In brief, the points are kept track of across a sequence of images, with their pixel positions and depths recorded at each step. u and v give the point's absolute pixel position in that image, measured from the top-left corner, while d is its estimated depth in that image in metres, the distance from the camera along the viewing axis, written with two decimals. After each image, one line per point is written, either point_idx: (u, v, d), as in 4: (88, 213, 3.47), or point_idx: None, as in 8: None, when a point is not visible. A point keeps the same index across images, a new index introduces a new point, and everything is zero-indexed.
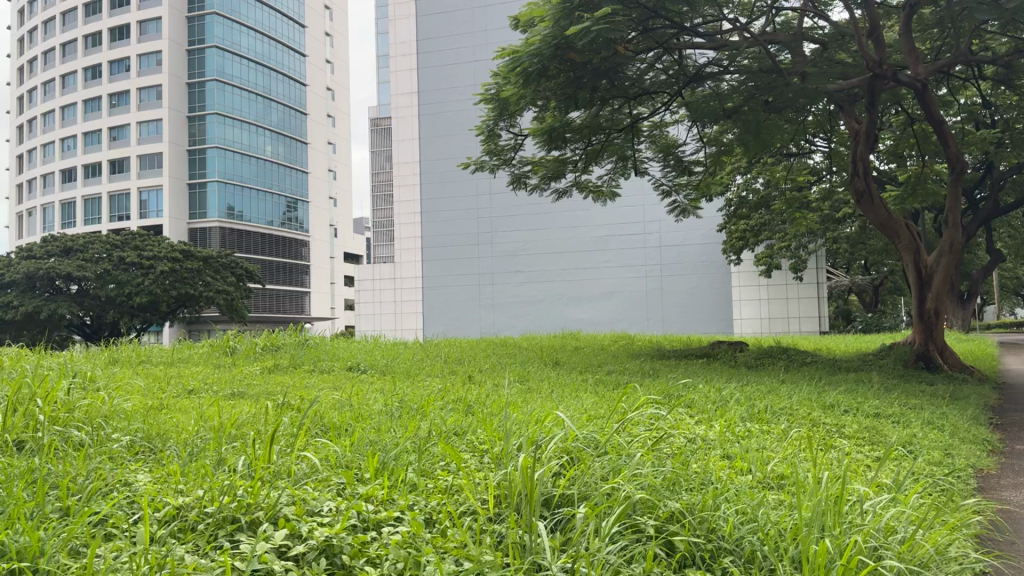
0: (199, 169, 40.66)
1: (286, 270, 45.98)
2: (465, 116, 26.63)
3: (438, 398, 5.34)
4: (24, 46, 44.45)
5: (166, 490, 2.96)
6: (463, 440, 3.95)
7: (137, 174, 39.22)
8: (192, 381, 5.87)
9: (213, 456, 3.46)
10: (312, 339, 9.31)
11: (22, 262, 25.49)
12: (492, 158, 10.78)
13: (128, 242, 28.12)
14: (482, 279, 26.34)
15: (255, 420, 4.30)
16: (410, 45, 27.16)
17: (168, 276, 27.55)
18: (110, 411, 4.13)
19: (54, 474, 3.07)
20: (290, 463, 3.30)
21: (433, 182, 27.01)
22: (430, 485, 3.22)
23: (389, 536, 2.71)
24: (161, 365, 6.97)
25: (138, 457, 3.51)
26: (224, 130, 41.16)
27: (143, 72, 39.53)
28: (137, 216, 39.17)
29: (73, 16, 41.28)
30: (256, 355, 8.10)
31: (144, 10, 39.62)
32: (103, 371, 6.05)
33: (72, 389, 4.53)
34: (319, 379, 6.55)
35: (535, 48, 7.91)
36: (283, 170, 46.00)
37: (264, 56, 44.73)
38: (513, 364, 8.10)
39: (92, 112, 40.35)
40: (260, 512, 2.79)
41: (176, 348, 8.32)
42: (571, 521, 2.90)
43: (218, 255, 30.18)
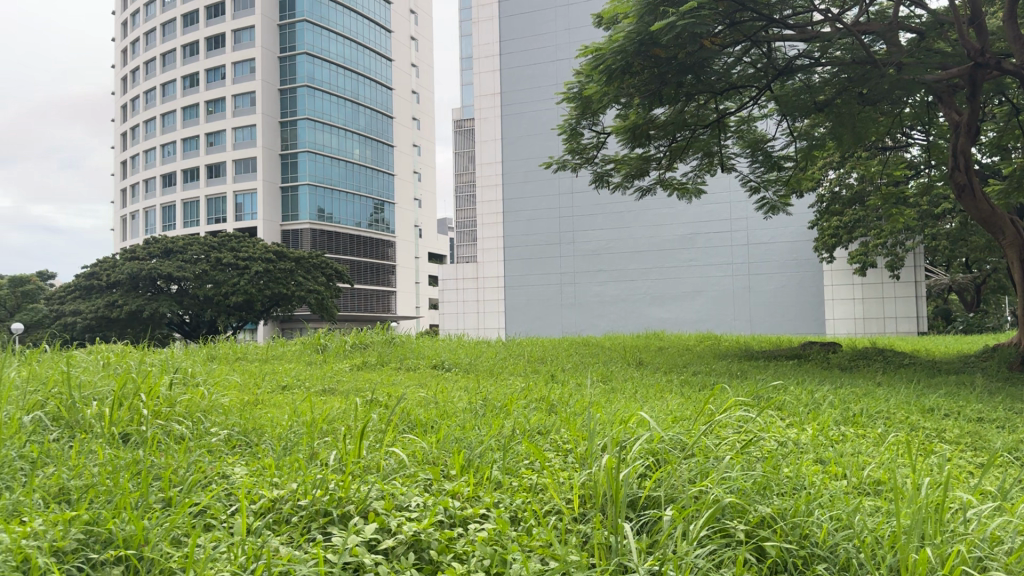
0: (290, 173, 41.86)
1: (373, 270, 46.90)
2: (548, 114, 26.57)
3: (522, 398, 5.32)
4: (128, 57, 46.72)
5: (262, 483, 3.05)
6: (547, 439, 3.93)
7: (233, 178, 40.62)
8: (286, 377, 6.06)
9: (306, 449, 3.57)
10: (399, 338, 9.41)
11: (127, 263, 26.72)
12: (574, 157, 10.73)
13: (224, 244, 29.23)
14: (564, 278, 26.34)
15: (346, 416, 4.40)
16: (493, 46, 27.36)
17: (262, 276, 28.35)
18: (209, 405, 4.30)
19: (157, 466, 3.20)
20: (379, 458, 3.37)
21: (516, 182, 27.14)
22: (516, 484, 3.21)
23: (476, 532, 2.73)
24: (257, 361, 7.25)
25: (235, 451, 3.64)
26: (314, 134, 42.25)
27: (238, 79, 40.92)
28: (233, 219, 40.57)
29: (172, 26, 43.07)
30: (345, 353, 8.24)
31: (239, 19, 41.01)
32: (203, 366, 6.30)
33: (175, 384, 4.74)
34: (405, 377, 6.59)
35: (620, 44, 7.87)
36: (370, 172, 46.95)
37: (352, 61, 45.72)
38: (597, 364, 8.02)
39: (190, 119, 42.08)
40: (351, 505, 2.86)
41: (271, 344, 8.64)
42: (657, 523, 2.86)
43: (309, 255, 31.05)
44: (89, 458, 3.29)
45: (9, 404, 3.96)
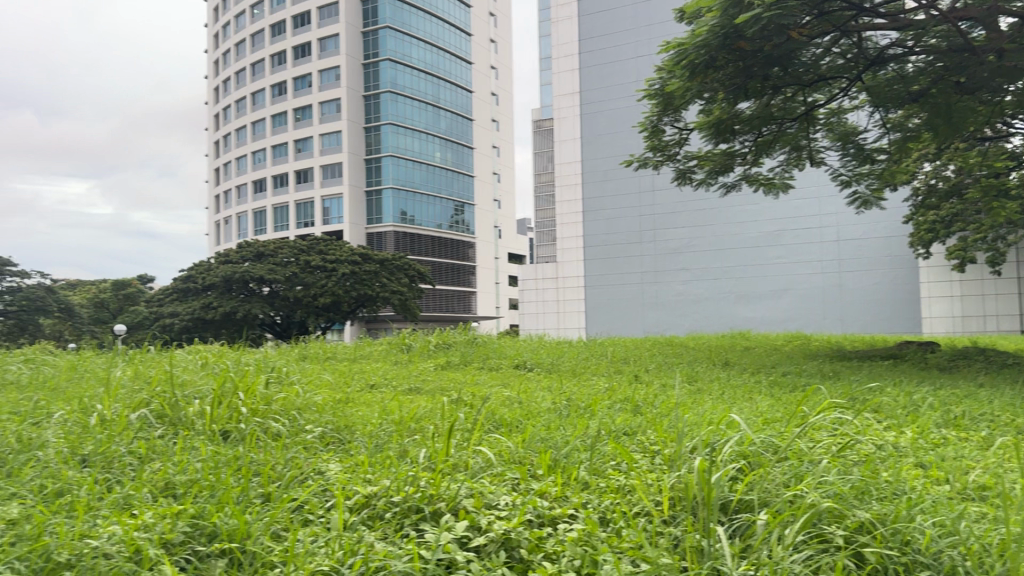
0: (375, 177, 42.60)
1: (454, 271, 47.43)
2: (629, 112, 26.31)
3: (606, 398, 5.29)
4: (220, 67, 48.57)
5: (356, 479, 3.12)
6: (634, 440, 3.89)
7: (320, 183, 41.69)
8: (374, 377, 6.17)
9: (397, 447, 3.64)
10: (482, 338, 9.49)
11: (221, 267, 27.72)
12: (656, 154, 10.61)
13: (313, 248, 30.08)
14: (646, 277, 26.11)
15: (433, 414, 4.47)
16: (572, 45, 27.38)
17: (349, 278, 28.92)
18: (303, 403, 4.43)
19: (256, 462, 3.32)
20: (467, 457, 3.40)
21: (596, 181, 27.05)
22: (604, 484, 3.19)
23: (566, 532, 2.71)
24: (345, 361, 7.40)
25: (329, 447, 3.73)
26: (398, 139, 42.90)
27: (324, 86, 41.96)
28: (320, 222, 41.62)
29: (260, 37, 44.53)
30: (429, 353, 8.34)
31: (324, 28, 42.04)
32: (296, 366, 6.48)
33: (271, 382, 4.90)
34: (490, 376, 6.66)
35: (703, 39, 7.79)
36: (451, 175, 47.38)
37: (433, 65, 46.29)
38: (681, 364, 7.91)
39: (279, 126, 43.34)
40: (442, 503, 2.89)
41: (358, 344, 8.84)
42: (751, 527, 2.79)
43: (393, 257, 31.58)
44: (193, 453, 3.43)
45: (119, 402, 4.17)
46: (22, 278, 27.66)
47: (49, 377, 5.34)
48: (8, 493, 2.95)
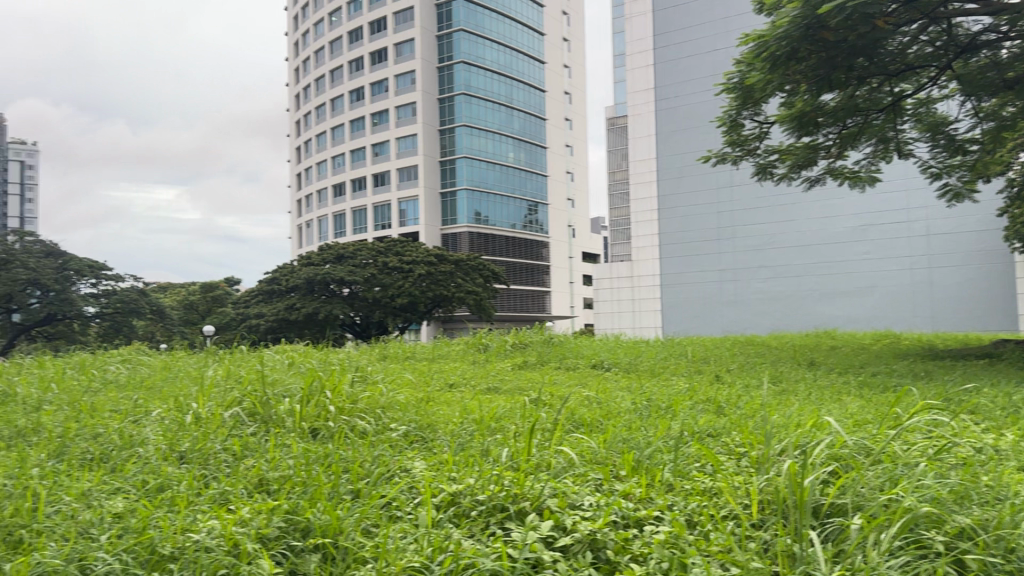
0: (449, 179, 42.95)
1: (529, 270, 47.53)
2: (706, 107, 25.88)
3: (687, 397, 5.24)
4: (300, 75, 49.93)
5: (441, 477, 3.15)
6: (718, 441, 3.84)
7: (397, 186, 42.37)
8: (451, 376, 6.24)
9: (478, 446, 3.66)
10: (558, 337, 9.51)
11: (303, 269, 28.45)
12: (735, 149, 10.43)
13: (390, 249, 30.60)
14: (725, 275, 25.70)
15: (512, 412, 4.49)
16: (646, 41, 27.25)
17: (424, 279, 29.23)
18: (387, 402, 4.50)
19: (346, 458, 3.40)
20: (549, 456, 3.40)
21: (672, 177, 26.75)
22: (689, 486, 3.14)
23: (653, 534, 2.68)
24: (423, 361, 7.48)
25: (413, 446, 3.78)
26: (472, 140, 43.11)
27: (400, 90, 42.59)
28: (397, 224, 42.31)
29: (338, 43, 45.58)
30: (506, 353, 8.37)
31: (399, 32, 42.68)
32: (376, 364, 6.62)
33: (356, 380, 5.00)
34: (567, 375, 6.68)
35: (784, 30, 7.68)
36: (525, 175, 47.38)
37: (507, 66, 46.38)
38: (764, 364, 7.74)
39: (357, 131, 44.32)
40: (527, 501, 2.90)
41: (437, 344, 8.95)
42: (844, 532, 2.71)
43: (468, 258, 31.76)
44: (284, 450, 3.54)
45: (214, 400, 4.34)
46: (116, 282, 28.92)
47: (146, 377, 5.56)
48: (115, 488, 3.12)
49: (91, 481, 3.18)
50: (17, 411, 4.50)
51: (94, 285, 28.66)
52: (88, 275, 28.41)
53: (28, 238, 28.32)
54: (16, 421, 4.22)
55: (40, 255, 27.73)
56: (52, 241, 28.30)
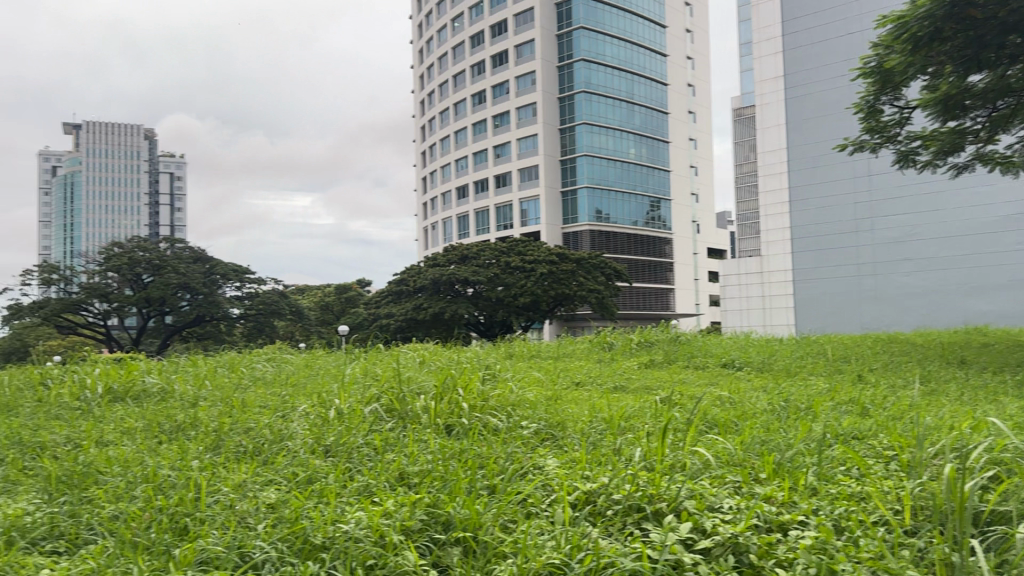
0: (570, 178, 42.82)
1: (652, 267, 46.82)
2: (840, 94, 24.72)
3: (829, 398, 5.04)
4: (425, 81, 51.39)
5: (574, 475, 3.15)
6: (864, 444, 3.66)
7: (519, 186, 42.81)
8: (579, 374, 6.26)
9: (611, 445, 3.64)
10: (685, 335, 9.33)
11: (430, 270, 29.23)
12: (874, 136, 9.88)
13: (513, 249, 30.94)
14: (863, 270, 24.54)
15: (643, 412, 4.43)
16: (774, 28, 26.44)
17: (547, 278, 29.27)
18: (517, 399, 4.54)
19: (482, 454, 3.46)
20: (685, 457, 3.34)
21: (804, 168, 25.86)
22: (835, 491, 3.01)
23: (798, 538, 2.59)
24: (549, 359, 7.53)
25: (546, 443, 3.80)
26: (592, 138, 42.68)
27: (521, 92, 42.98)
28: (519, 224, 42.70)
29: (461, 48, 46.59)
30: (632, 351, 8.32)
31: (519, 34, 43.03)
32: (504, 363, 6.70)
33: (488, 380, 5.07)
34: (697, 375, 6.52)
35: (926, 9, 7.62)
36: (647, 170, 46.61)
37: (629, 62, 45.64)
38: (911, 364, 7.23)
39: (479, 134, 45.22)
40: (664, 502, 2.86)
41: (561, 343, 8.95)
42: (1010, 542, 2.52)
43: (589, 256, 31.44)
44: (421, 446, 3.64)
45: (353, 397, 4.52)
46: (258, 285, 30.54)
47: (291, 374, 5.86)
48: (268, 479, 3.32)
49: (246, 472, 3.39)
50: (177, 406, 4.84)
51: (238, 288, 30.44)
52: (234, 279, 30.13)
53: (180, 245, 30.40)
54: (175, 416, 4.53)
55: (190, 261, 29.72)
56: (201, 247, 30.25)
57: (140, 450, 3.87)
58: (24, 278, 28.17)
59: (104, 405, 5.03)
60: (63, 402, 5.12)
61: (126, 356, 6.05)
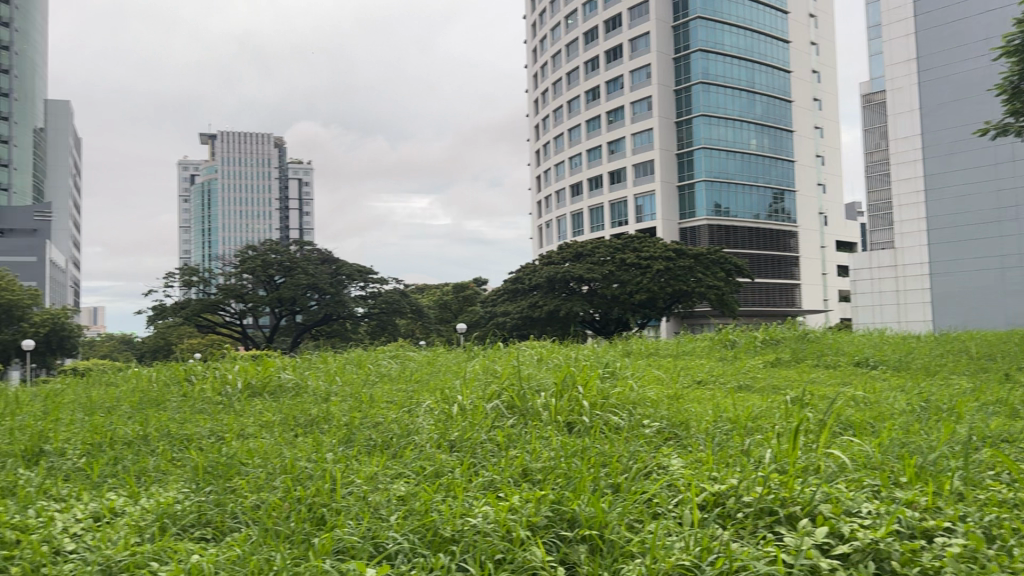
0: (688, 172, 41.94)
1: (776, 262, 45.22)
2: (979, 75, 23.21)
3: (974, 398, 4.74)
4: (539, 80, 51.70)
5: (702, 476, 3.10)
6: (1017, 449, 3.42)
7: (634, 182, 42.37)
8: (700, 373, 6.11)
9: (739, 446, 3.56)
10: (813, 332, 9.03)
11: (545, 268, 29.47)
12: (1020, 120, 9.15)
13: (629, 245, 30.64)
14: (1006, 262, 22.94)
15: (771, 412, 4.31)
16: (905, 9, 25.13)
17: (664, 274, 28.80)
18: (638, 397, 4.50)
19: (606, 453, 3.45)
20: (818, 460, 3.22)
21: (940, 155, 24.44)
22: (983, 497, 2.83)
23: (945, 546, 2.47)
24: (669, 358, 7.39)
25: (669, 443, 3.75)
26: (711, 130, 41.65)
27: (636, 86, 42.54)
28: (634, 220, 42.25)
29: (575, 45, 46.58)
30: (756, 349, 8.11)
31: (634, 27, 42.61)
32: (622, 360, 6.63)
33: (609, 378, 5.04)
34: (827, 374, 6.25)
35: None
36: (769, 162, 44.80)
37: (749, 51, 44.31)
38: None
39: (593, 130, 45.07)
40: (798, 506, 2.77)
41: (680, 340, 8.81)
42: None
43: (709, 252, 30.66)
44: (542, 443, 3.67)
45: (475, 393, 4.59)
46: (380, 284, 31.47)
47: (414, 371, 6.01)
48: (398, 472, 3.43)
49: (377, 465, 3.51)
50: (310, 401, 5.06)
51: (362, 288, 31.44)
52: (358, 280, 31.09)
53: (308, 247, 31.74)
54: (309, 410, 4.74)
55: (317, 262, 31.01)
56: (327, 249, 31.45)
57: (277, 443, 4.07)
58: (168, 280, 30.11)
59: (243, 400, 5.32)
60: (207, 396, 5.44)
61: (264, 354, 6.38)
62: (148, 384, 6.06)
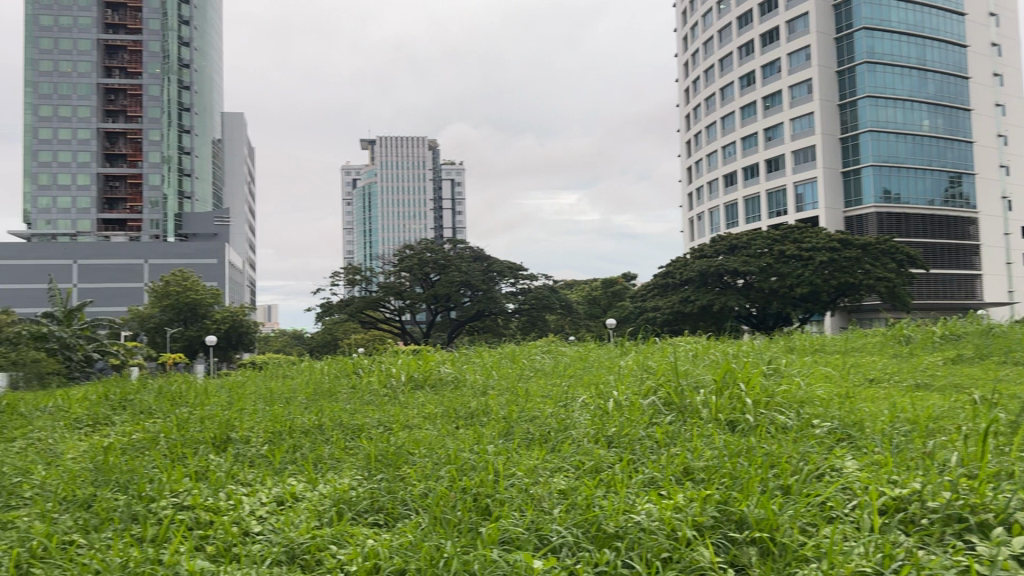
0: (853, 157, 39.71)
1: (954, 252, 41.48)
2: None
3: None
4: (690, 69, 50.72)
5: (880, 479, 2.94)
6: None
7: (793, 169, 40.69)
8: (873, 371, 5.77)
9: (920, 449, 3.34)
10: (1000, 327, 8.30)
11: (698, 262, 28.95)
12: None
13: (788, 236, 29.36)
14: None
15: (955, 413, 4.03)
16: None
17: (827, 266, 27.24)
18: (805, 396, 4.32)
19: (773, 453, 3.34)
20: (1012, 465, 2.97)
21: None
22: None
23: None
24: (836, 355, 7.03)
25: (842, 444, 3.58)
26: (878, 112, 39.24)
27: (794, 69, 40.84)
28: (794, 210, 40.55)
29: (728, 31, 45.35)
30: (934, 345, 7.55)
31: (791, 8, 40.95)
32: (783, 357, 6.37)
33: (771, 375, 4.87)
34: (1019, 372, 5.73)
35: None
36: (945, 143, 41.46)
37: (919, 26, 41.44)
38: None
39: (748, 117, 43.70)
40: (990, 514, 2.58)
41: (849, 337, 8.34)
42: None
43: (877, 241, 28.76)
44: (705, 442, 3.59)
45: (631, 390, 4.57)
46: (530, 281, 31.78)
47: (568, 366, 6.06)
48: (558, 466, 3.47)
49: (537, 458, 3.57)
50: (470, 394, 5.20)
51: (513, 285, 31.86)
52: (508, 276, 31.48)
53: (461, 245, 32.61)
54: (470, 403, 4.87)
55: (470, 260, 31.78)
56: (479, 247, 32.17)
57: (441, 434, 4.20)
58: (334, 279, 31.80)
59: (407, 392, 5.55)
60: (374, 388, 5.71)
61: (425, 349, 6.61)
62: (319, 377, 6.44)
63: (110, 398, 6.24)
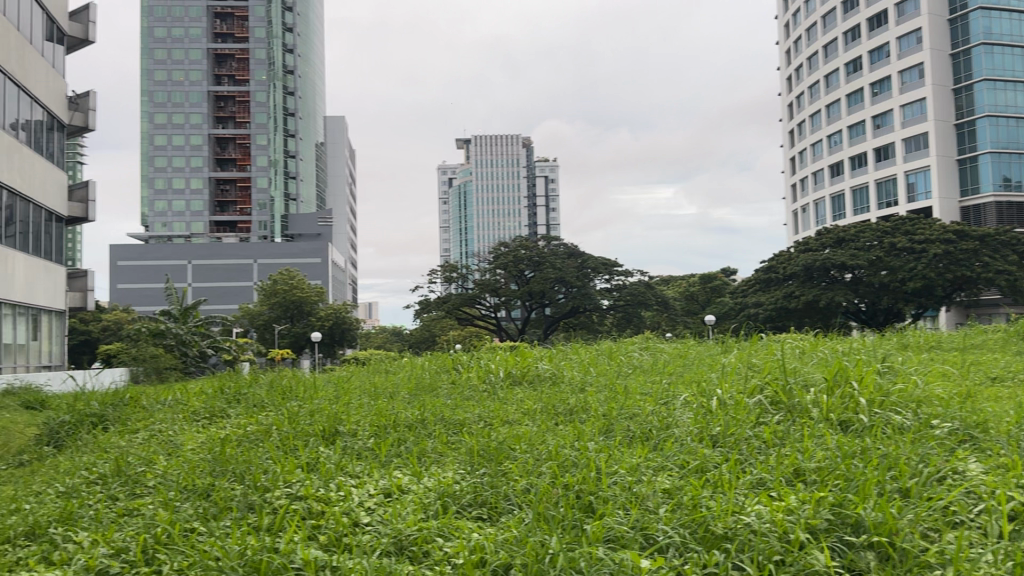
0: (969, 143, 37.43)
1: None
2: None
3: None
4: (792, 56, 49.37)
5: (1008, 483, 2.81)
6: None
7: (903, 158, 38.94)
8: (994, 369, 5.47)
9: None
10: None
11: (802, 256, 28.12)
12: None
13: (899, 228, 28.04)
14: None
15: None
16: None
17: (942, 259, 25.86)
18: (923, 395, 4.14)
19: (890, 454, 3.21)
20: None
21: None
22: None
23: None
24: (954, 352, 6.69)
25: (965, 445, 3.42)
26: (996, 96, 37.08)
27: (904, 53, 39.09)
28: (906, 200, 38.78)
29: (832, 16, 43.88)
30: None
31: None
32: (895, 353, 6.11)
33: (885, 374, 4.68)
34: None
35: None
36: None
37: None
38: None
39: (855, 105, 42.22)
40: None
41: (969, 334, 7.91)
42: None
43: (996, 232, 27.17)
44: (816, 442, 3.49)
45: (735, 388, 4.46)
46: (626, 277, 31.45)
47: (668, 363, 5.98)
48: (661, 464, 3.43)
49: (639, 456, 3.55)
50: (569, 391, 5.20)
51: (608, 281, 31.58)
52: (603, 272, 31.23)
53: (557, 242, 32.61)
54: (568, 399, 4.87)
55: (565, 256, 31.72)
56: (574, 243, 32.09)
57: (541, 430, 4.22)
58: (431, 277, 32.32)
59: (506, 388, 5.59)
60: (473, 384, 5.79)
61: (522, 344, 6.65)
62: (421, 372, 6.58)
63: (225, 391, 6.53)
